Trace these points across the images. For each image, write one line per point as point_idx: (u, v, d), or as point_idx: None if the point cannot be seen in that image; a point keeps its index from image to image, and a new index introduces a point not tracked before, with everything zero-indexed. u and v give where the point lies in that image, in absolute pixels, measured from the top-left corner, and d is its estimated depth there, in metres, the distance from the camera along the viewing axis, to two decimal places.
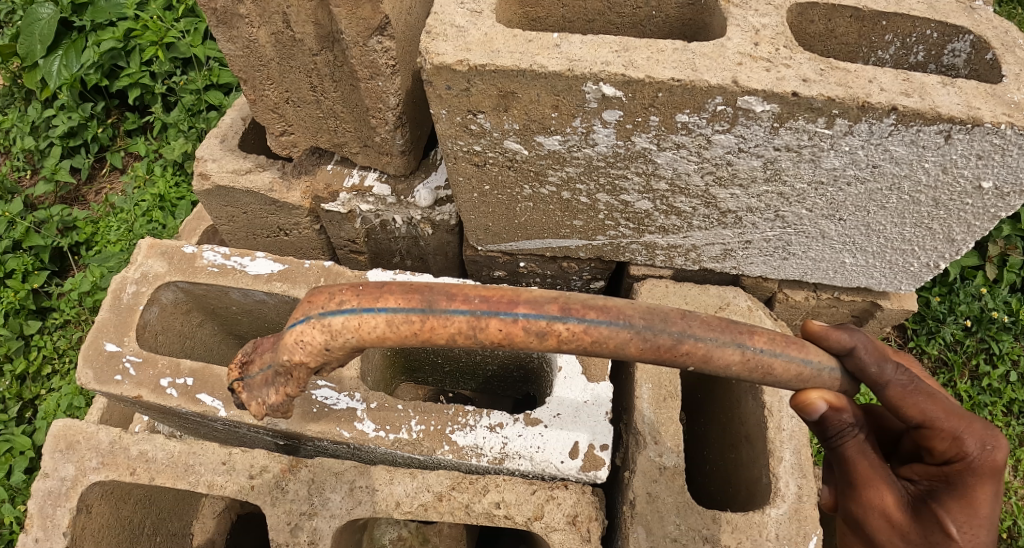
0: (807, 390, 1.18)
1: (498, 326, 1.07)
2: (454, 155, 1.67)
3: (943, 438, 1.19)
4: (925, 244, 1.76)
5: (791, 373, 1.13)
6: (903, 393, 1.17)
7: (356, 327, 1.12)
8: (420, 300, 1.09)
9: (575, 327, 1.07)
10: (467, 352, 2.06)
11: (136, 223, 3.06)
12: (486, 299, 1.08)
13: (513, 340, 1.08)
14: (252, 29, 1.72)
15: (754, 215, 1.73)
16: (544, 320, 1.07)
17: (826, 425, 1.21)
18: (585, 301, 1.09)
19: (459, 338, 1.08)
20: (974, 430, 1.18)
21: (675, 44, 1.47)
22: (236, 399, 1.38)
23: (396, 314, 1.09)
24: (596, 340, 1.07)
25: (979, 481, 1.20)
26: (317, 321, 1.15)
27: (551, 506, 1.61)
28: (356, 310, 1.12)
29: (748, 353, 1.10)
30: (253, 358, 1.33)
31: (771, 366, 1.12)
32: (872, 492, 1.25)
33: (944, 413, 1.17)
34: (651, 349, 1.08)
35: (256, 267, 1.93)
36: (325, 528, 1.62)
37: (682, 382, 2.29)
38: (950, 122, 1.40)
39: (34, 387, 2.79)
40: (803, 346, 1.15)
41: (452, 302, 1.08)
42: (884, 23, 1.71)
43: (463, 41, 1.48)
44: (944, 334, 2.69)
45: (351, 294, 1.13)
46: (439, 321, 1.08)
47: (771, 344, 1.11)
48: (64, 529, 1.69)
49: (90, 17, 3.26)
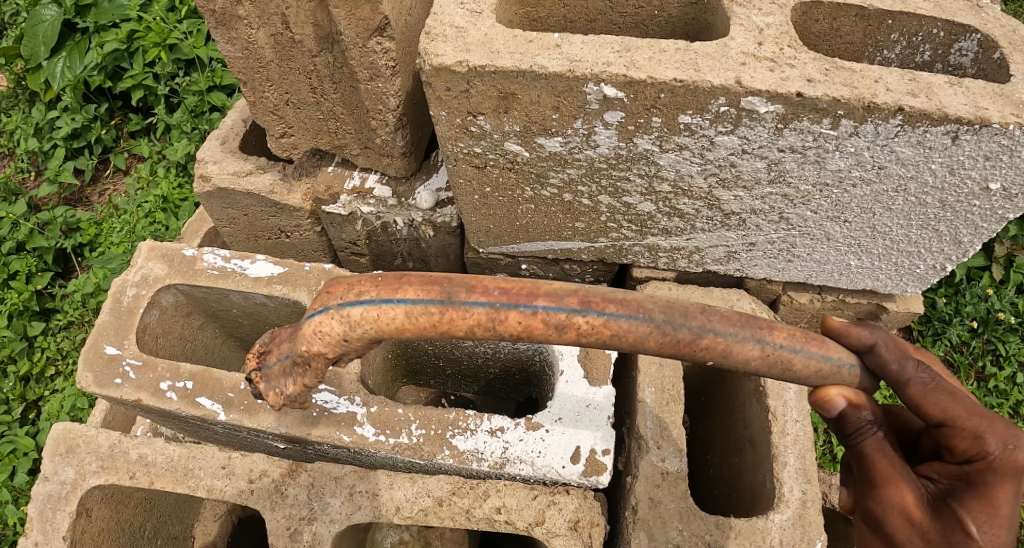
0: (826, 387, 1.16)
1: (517, 319, 1.06)
2: (454, 157, 1.66)
3: (963, 437, 1.16)
4: (931, 246, 1.73)
5: (811, 369, 1.12)
6: (924, 391, 1.16)
7: (374, 318, 1.12)
8: (439, 291, 1.09)
9: (595, 320, 1.06)
10: (469, 354, 2.04)
11: (139, 225, 3.06)
12: (506, 291, 1.07)
13: (532, 333, 1.07)
14: (251, 31, 1.71)
15: (758, 217, 1.71)
16: (563, 312, 1.06)
17: (845, 422, 1.19)
18: (605, 294, 1.07)
19: (478, 330, 1.08)
20: (996, 429, 1.16)
21: (678, 44, 1.45)
22: (255, 390, 1.45)
23: (415, 306, 1.09)
24: (615, 333, 1.06)
25: (1000, 480, 1.17)
26: (336, 312, 1.16)
27: (552, 511, 1.60)
28: (374, 301, 1.12)
29: (767, 349, 1.08)
30: (270, 349, 1.40)
31: (791, 361, 1.10)
32: (892, 491, 1.22)
33: (966, 411, 1.15)
34: (671, 343, 1.07)
35: (256, 269, 1.92)
36: (324, 533, 1.61)
37: (687, 385, 2.26)
38: (957, 122, 1.38)
39: (37, 389, 2.79)
40: (823, 342, 1.14)
41: (472, 293, 1.08)
42: (890, 22, 1.68)
43: (462, 41, 1.46)
44: (950, 335, 2.66)
45: (371, 284, 1.14)
46: (459, 313, 1.08)
47: (791, 339, 1.10)
48: (64, 533, 1.69)
49: (94, 19, 3.26)
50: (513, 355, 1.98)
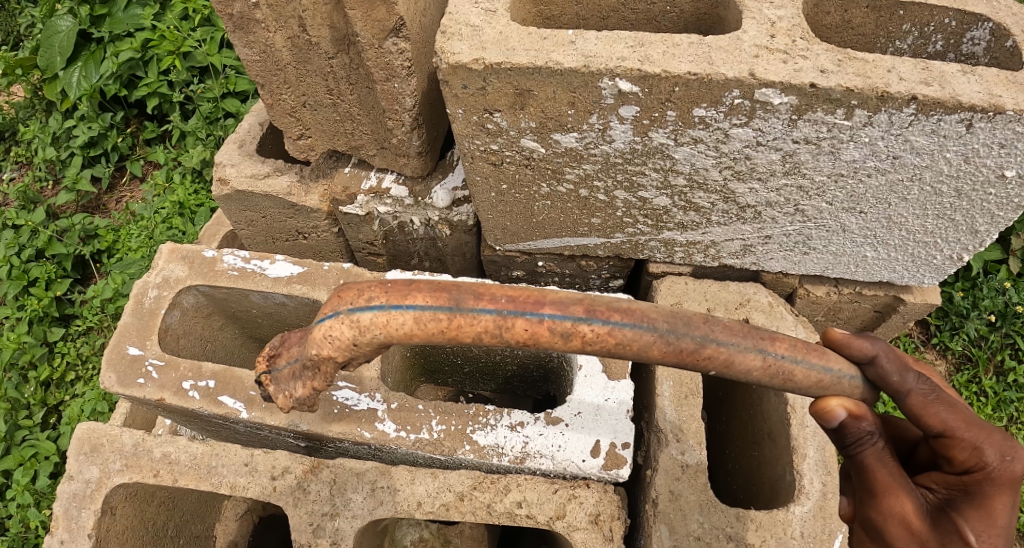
0: (826, 398, 1.17)
1: (523, 326, 1.08)
2: (471, 155, 1.68)
3: (962, 447, 1.17)
4: (947, 236, 1.73)
5: (811, 380, 1.13)
6: (924, 402, 1.17)
7: (384, 324, 1.13)
8: (448, 298, 1.10)
9: (600, 329, 1.07)
10: (487, 352, 2.05)
11: (157, 230, 3.11)
12: (514, 299, 1.09)
13: (538, 341, 1.08)
14: (269, 34, 1.73)
15: (774, 209, 1.72)
16: (569, 321, 1.07)
17: (845, 433, 1.17)
18: (610, 303, 1.09)
19: (485, 336, 1.09)
20: (994, 440, 1.16)
21: (691, 38, 1.47)
22: (264, 391, 1.44)
23: (423, 312, 1.10)
24: (620, 342, 1.08)
25: (998, 491, 1.17)
26: (346, 317, 1.16)
27: (573, 505, 1.61)
28: (384, 306, 1.13)
29: (769, 359, 1.10)
30: (281, 352, 1.40)
31: (793, 373, 1.12)
32: (892, 500, 1.20)
33: (964, 422, 1.17)
34: (674, 353, 1.08)
35: (276, 269, 1.94)
36: (346, 528, 1.62)
37: (704, 380, 2.27)
38: (971, 110, 1.38)
39: (58, 393, 2.83)
40: (823, 354, 1.16)
41: (479, 301, 1.09)
42: (902, 13, 1.70)
43: (478, 40, 1.48)
44: (967, 330, 2.66)
45: (380, 290, 1.15)
46: (466, 320, 1.09)
47: (793, 350, 1.12)
48: (89, 531, 1.71)
49: (108, 28, 3.33)
50: (531, 353, 1.99)
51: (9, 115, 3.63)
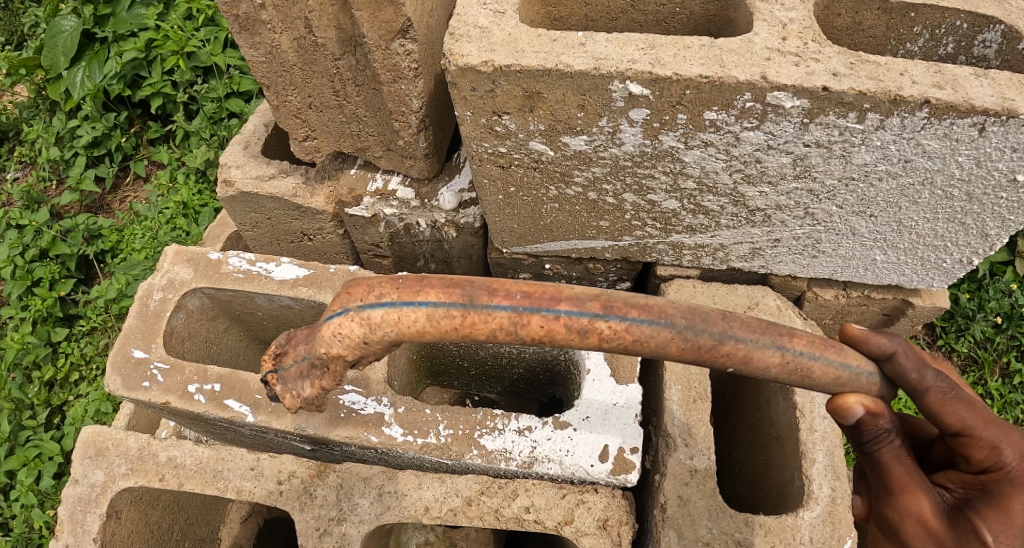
0: (845, 394, 1.14)
1: (540, 323, 1.06)
2: (478, 157, 1.67)
3: (981, 446, 1.17)
4: (958, 240, 1.72)
5: (830, 377, 1.11)
6: (942, 400, 1.14)
7: (396, 321, 1.12)
8: (461, 295, 1.09)
9: (617, 325, 1.06)
10: (492, 354, 2.04)
11: (159, 231, 3.09)
12: (528, 295, 1.08)
13: (554, 338, 1.07)
14: (274, 35, 1.72)
15: (784, 212, 1.71)
16: (585, 317, 1.06)
17: (862, 430, 1.16)
18: (627, 299, 1.08)
19: (499, 334, 1.08)
20: (1012, 439, 1.17)
21: (702, 40, 1.45)
22: (271, 391, 1.44)
23: (436, 309, 1.09)
24: (637, 339, 1.06)
25: (1015, 490, 1.17)
26: (356, 314, 1.15)
27: (581, 510, 1.60)
28: (396, 303, 1.12)
29: (787, 355, 1.09)
30: (287, 350, 1.39)
31: (810, 368, 1.10)
32: (909, 498, 1.20)
33: (983, 421, 1.16)
34: (692, 349, 1.07)
35: (281, 272, 1.93)
36: (353, 533, 1.62)
37: (711, 383, 2.26)
38: (984, 114, 1.36)
39: (62, 393, 2.82)
40: (841, 349, 1.13)
41: (494, 297, 1.08)
42: (913, 15, 1.68)
43: (486, 41, 1.47)
44: (974, 332, 2.65)
45: (391, 287, 1.13)
46: (481, 317, 1.08)
47: (810, 346, 1.10)
48: (94, 535, 1.70)
49: (112, 28, 3.32)
50: (538, 356, 1.98)
51: (12, 115, 3.63)
